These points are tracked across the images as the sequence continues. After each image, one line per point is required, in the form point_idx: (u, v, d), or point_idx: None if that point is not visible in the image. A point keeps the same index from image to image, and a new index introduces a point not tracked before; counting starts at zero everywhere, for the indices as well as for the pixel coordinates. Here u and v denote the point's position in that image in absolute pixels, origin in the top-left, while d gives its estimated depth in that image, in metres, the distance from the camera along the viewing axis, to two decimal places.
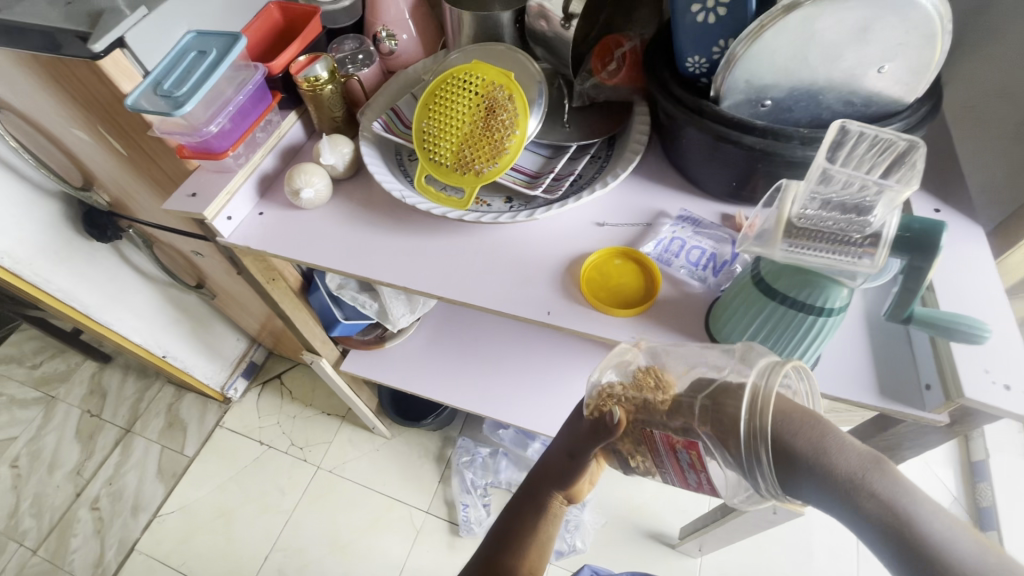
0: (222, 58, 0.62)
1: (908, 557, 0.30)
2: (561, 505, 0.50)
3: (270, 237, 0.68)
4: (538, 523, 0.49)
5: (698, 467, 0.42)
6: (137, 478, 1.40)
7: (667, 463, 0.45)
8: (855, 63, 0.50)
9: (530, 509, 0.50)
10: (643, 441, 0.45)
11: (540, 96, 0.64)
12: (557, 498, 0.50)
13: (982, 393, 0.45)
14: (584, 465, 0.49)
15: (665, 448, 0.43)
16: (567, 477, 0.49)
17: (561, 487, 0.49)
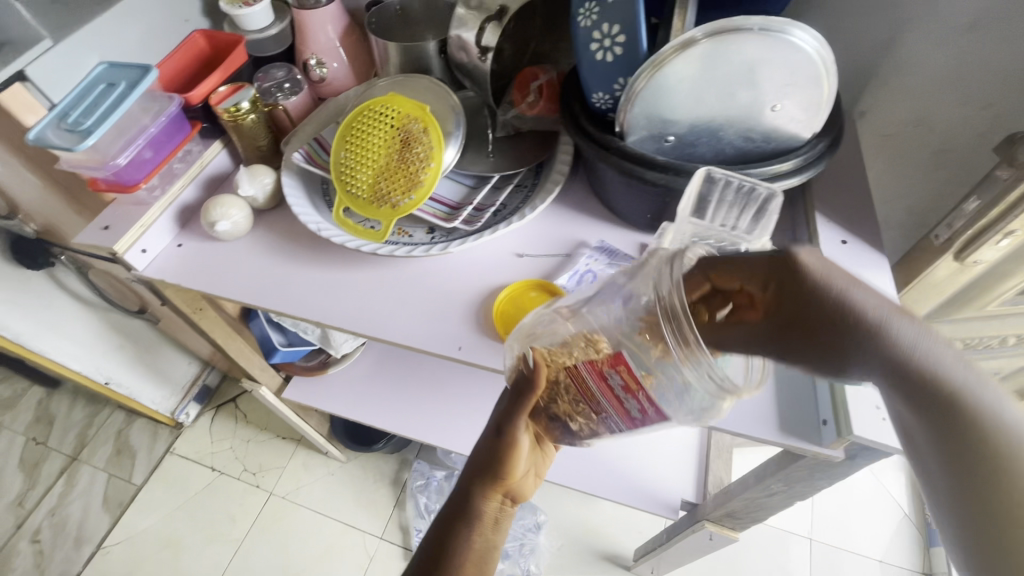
0: (131, 89, 0.62)
1: (940, 403, 0.33)
2: (499, 502, 0.49)
3: (186, 270, 0.67)
4: (466, 534, 0.47)
5: (633, 388, 0.40)
6: (81, 509, 1.35)
7: (606, 404, 0.44)
8: (751, 101, 0.50)
9: (463, 517, 0.47)
10: (576, 383, 0.44)
11: (456, 128, 0.63)
12: (492, 497, 0.48)
13: (873, 430, 0.45)
14: (516, 445, 0.48)
15: (596, 381, 0.42)
16: (496, 468, 0.48)
17: (495, 479, 0.48)
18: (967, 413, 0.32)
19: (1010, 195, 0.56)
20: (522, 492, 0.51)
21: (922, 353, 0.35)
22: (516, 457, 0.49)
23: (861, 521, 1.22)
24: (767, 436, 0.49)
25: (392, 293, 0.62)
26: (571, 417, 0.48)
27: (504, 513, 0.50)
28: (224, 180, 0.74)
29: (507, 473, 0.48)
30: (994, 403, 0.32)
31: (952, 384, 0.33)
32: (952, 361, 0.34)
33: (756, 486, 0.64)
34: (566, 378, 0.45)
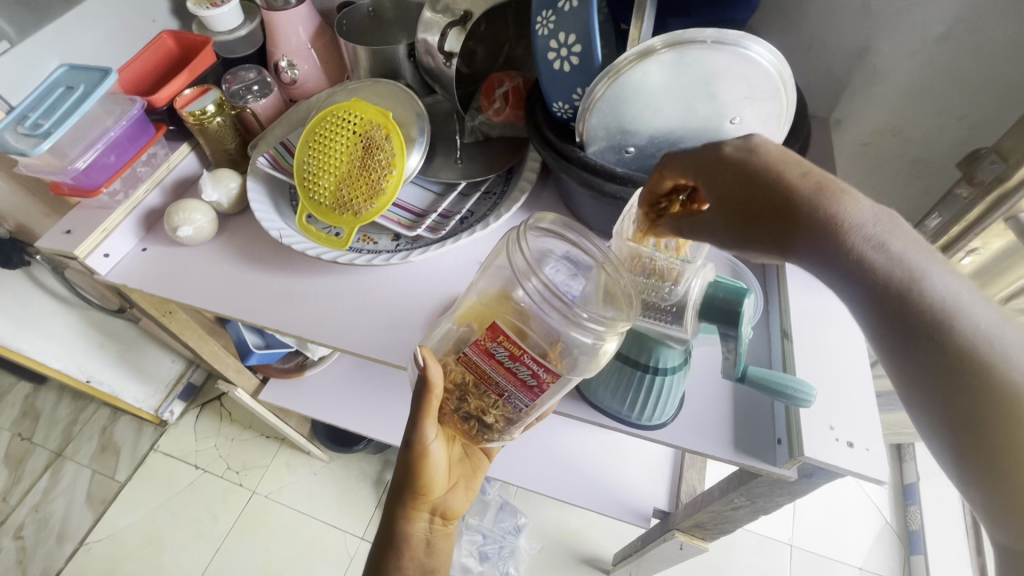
0: (90, 92, 0.61)
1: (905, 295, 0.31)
2: (424, 517, 0.49)
3: (149, 275, 0.66)
4: (399, 556, 0.47)
5: (517, 356, 0.40)
6: (64, 505, 1.35)
7: (505, 385, 0.43)
8: (710, 113, 0.49)
9: (390, 542, 0.48)
10: (471, 372, 0.44)
11: (421, 134, 0.63)
12: (418, 516, 0.48)
13: (825, 452, 0.45)
14: (429, 462, 0.46)
15: (486, 362, 0.42)
16: (415, 488, 0.47)
17: (417, 498, 0.48)
18: (930, 300, 0.30)
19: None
20: (452, 508, 0.51)
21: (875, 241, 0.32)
22: (432, 472, 0.47)
23: (842, 528, 1.21)
24: (720, 454, 0.49)
25: (354, 301, 0.62)
26: (483, 414, 0.46)
27: (436, 532, 0.50)
28: (192, 184, 0.74)
29: (426, 490, 0.47)
30: (944, 288, 0.30)
31: (911, 273, 0.31)
32: (910, 250, 0.32)
33: (720, 499, 0.63)
34: (464, 372, 0.45)
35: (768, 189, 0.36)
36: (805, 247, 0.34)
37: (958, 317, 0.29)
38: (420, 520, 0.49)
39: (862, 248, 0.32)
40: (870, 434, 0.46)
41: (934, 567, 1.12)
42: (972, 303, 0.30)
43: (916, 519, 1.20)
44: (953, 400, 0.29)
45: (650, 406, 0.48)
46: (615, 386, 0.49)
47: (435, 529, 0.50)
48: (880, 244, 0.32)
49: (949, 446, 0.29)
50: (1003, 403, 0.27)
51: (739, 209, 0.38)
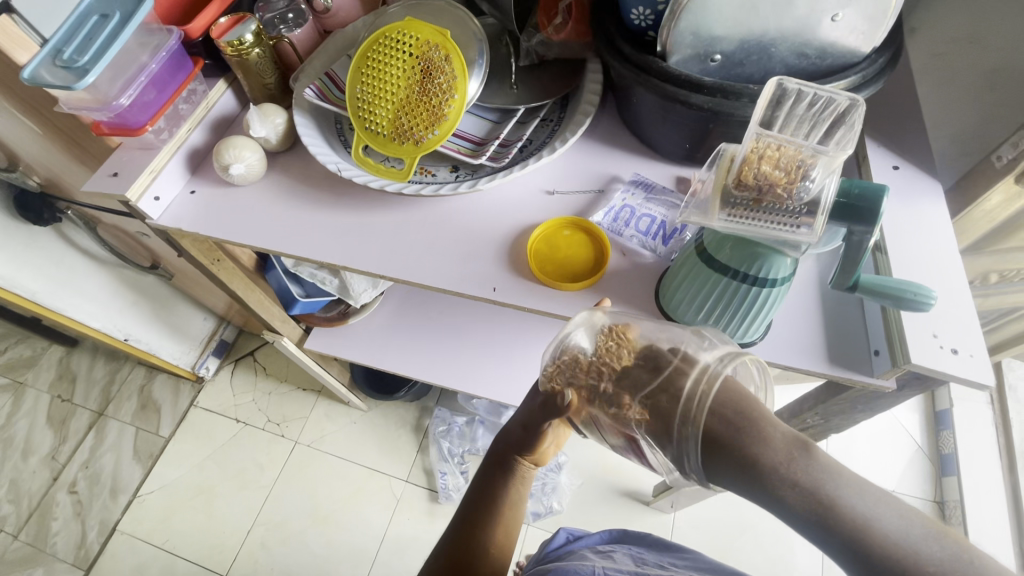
0: (126, 21, 0.57)
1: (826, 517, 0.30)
2: (528, 467, 0.51)
3: (203, 218, 0.64)
4: (505, 484, 0.51)
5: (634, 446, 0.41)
6: (113, 461, 1.39)
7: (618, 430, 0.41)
8: (808, 11, 0.46)
9: (497, 471, 0.51)
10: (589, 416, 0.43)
11: (480, 56, 0.59)
12: (522, 463, 0.51)
13: (930, 358, 0.44)
14: (538, 434, 0.48)
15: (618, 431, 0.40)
16: (526, 445, 0.49)
17: (524, 452, 0.50)
18: (882, 550, 0.28)
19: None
20: (546, 458, 0.53)
21: (808, 482, 0.30)
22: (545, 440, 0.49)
23: (878, 453, 1.24)
24: (815, 368, 0.48)
25: (419, 235, 0.60)
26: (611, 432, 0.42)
27: (528, 473, 0.52)
28: (233, 123, 0.71)
29: (534, 449, 0.49)
30: (890, 531, 0.29)
31: (835, 502, 0.30)
32: (849, 493, 0.30)
33: (792, 420, 0.64)
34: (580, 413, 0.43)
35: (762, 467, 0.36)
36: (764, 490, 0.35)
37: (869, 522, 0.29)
38: (521, 466, 0.51)
39: (809, 495, 0.30)
40: (972, 341, 0.45)
41: (966, 487, 1.16)
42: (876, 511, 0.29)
43: (949, 443, 1.22)
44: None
45: (752, 323, 0.47)
46: (708, 304, 0.47)
47: (531, 472, 0.52)
48: (812, 489, 0.30)
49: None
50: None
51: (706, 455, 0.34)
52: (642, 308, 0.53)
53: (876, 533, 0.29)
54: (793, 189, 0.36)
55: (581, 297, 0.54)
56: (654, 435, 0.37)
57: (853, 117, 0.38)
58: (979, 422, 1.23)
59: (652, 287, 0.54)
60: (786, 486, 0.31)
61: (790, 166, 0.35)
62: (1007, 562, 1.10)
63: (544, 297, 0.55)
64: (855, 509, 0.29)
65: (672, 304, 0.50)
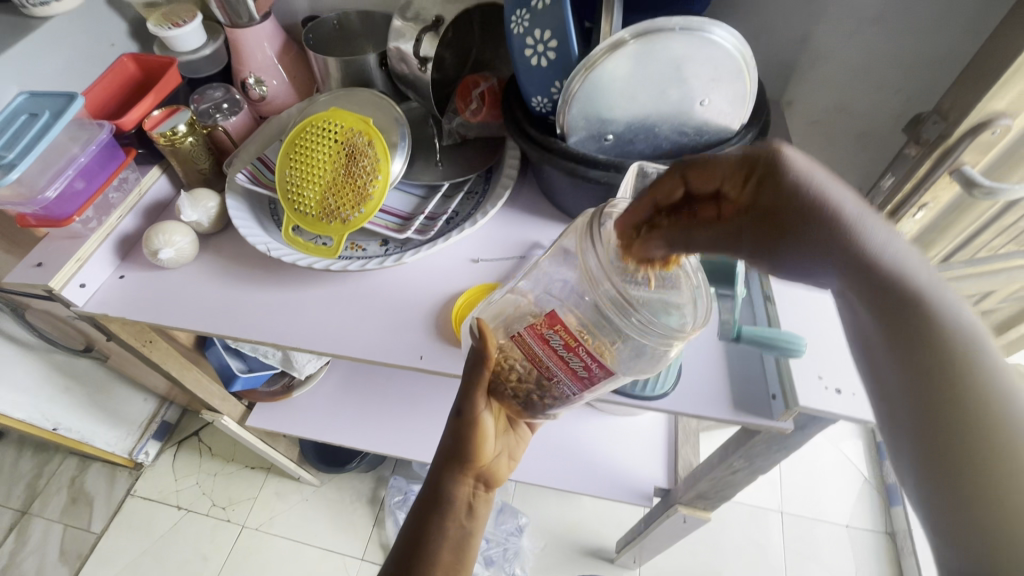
0: (55, 119, 0.59)
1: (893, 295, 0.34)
2: (470, 487, 0.47)
3: (130, 303, 0.64)
4: (442, 519, 0.44)
5: (574, 347, 0.40)
6: (36, 565, 1.27)
7: (555, 369, 0.43)
8: (681, 98, 0.53)
9: (434, 507, 0.45)
10: (526, 352, 0.44)
11: (403, 139, 0.64)
12: (462, 478, 0.46)
13: (817, 400, 0.48)
14: (475, 426, 0.46)
15: (542, 347, 0.42)
16: (463, 448, 0.45)
17: (464, 463, 0.46)
18: (936, 330, 0.32)
19: (921, 168, 0.58)
20: (496, 475, 0.49)
21: (930, 290, 0.34)
22: (483, 437, 0.47)
23: (827, 488, 1.27)
24: (722, 416, 0.51)
25: (349, 308, 0.62)
26: (547, 359, 0.43)
27: (478, 499, 0.48)
28: (166, 208, 0.72)
29: (474, 453, 0.46)
30: (957, 327, 0.32)
31: (931, 321, 0.33)
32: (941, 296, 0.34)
33: (720, 465, 0.66)
34: (515, 354, 0.45)
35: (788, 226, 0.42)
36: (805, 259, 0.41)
37: (942, 320, 0.32)
38: (466, 485, 0.47)
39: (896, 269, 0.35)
40: (855, 381, 0.50)
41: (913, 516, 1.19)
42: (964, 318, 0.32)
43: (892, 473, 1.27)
44: (932, 467, 0.29)
45: None
46: None
47: (479, 498, 0.48)
48: (913, 274, 0.35)
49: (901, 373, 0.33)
50: (992, 486, 0.27)
51: (760, 221, 0.44)
52: None
53: (942, 327, 0.32)
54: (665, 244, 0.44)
55: None
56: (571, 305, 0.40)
57: None
58: None
59: None
60: (911, 291, 0.34)
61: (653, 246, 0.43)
62: None
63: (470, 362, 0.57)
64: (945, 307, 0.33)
65: None
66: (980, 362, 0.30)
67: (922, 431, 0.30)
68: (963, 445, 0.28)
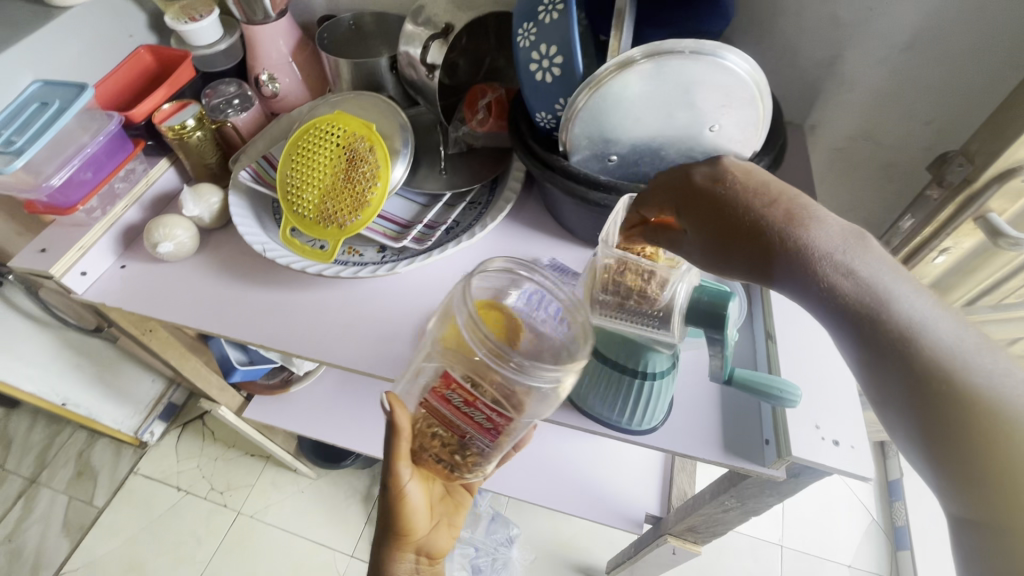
0: (65, 107, 0.60)
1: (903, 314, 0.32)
2: (409, 555, 0.52)
3: (128, 293, 0.65)
4: None
5: (472, 402, 0.41)
6: (39, 533, 1.30)
7: (466, 428, 0.45)
8: (689, 121, 0.50)
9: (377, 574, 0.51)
10: (437, 415, 0.46)
11: (405, 146, 0.63)
12: (400, 552, 0.51)
13: (812, 451, 0.45)
14: (408, 508, 0.48)
15: (446, 407, 0.44)
16: (397, 528, 0.50)
17: (400, 540, 0.51)
18: (932, 352, 0.31)
19: (942, 213, 0.57)
20: (435, 545, 0.54)
21: (886, 300, 0.33)
22: (413, 515, 0.49)
23: (831, 525, 1.22)
24: (710, 457, 0.49)
25: (340, 314, 0.61)
26: (457, 422, 0.45)
27: (421, 567, 0.53)
28: (172, 199, 0.73)
29: (409, 530, 0.50)
30: (946, 339, 0.31)
31: (906, 323, 0.32)
32: (908, 303, 0.33)
33: (711, 502, 0.64)
34: (432, 420, 0.47)
35: (743, 217, 0.39)
36: (784, 274, 0.37)
37: (920, 331, 0.31)
38: (406, 560, 0.52)
39: (858, 289, 0.34)
40: (855, 433, 0.47)
41: (920, 561, 1.14)
42: (931, 319, 0.32)
43: (901, 515, 1.22)
44: (933, 438, 0.29)
45: (647, 411, 0.49)
46: (603, 392, 0.49)
47: (422, 567, 0.53)
48: (871, 281, 0.34)
49: (915, 441, 0.31)
50: (991, 465, 0.27)
51: (721, 238, 0.40)
52: None
53: (930, 340, 0.31)
54: (652, 297, 0.39)
55: None
56: (462, 364, 0.41)
57: None
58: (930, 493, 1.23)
59: None
60: (865, 299, 0.33)
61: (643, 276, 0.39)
62: None
63: None
64: (914, 317, 0.32)
65: (575, 391, 0.51)
66: (961, 379, 0.29)
67: (915, 414, 0.30)
68: (961, 414, 0.29)
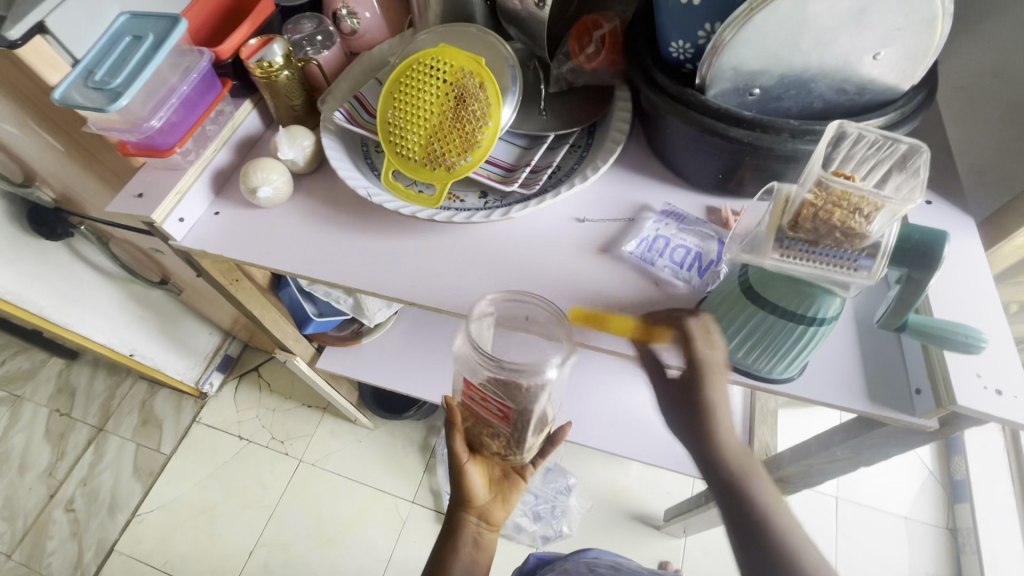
0: (159, 42, 0.57)
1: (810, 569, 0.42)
2: (475, 521, 0.58)
3: (227, 239, 0.63)
4: (455, 550, 0.58)
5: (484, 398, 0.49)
6: (112, 477, 1.36)
7: (490, 421, 0.52)
8: (851, 50, 0.46)
9: (449, 538, 0.58)
10: (470, 412, 0.53)
11: (514, 83, 0.59)
12: (466, 516, 0.58)
13: (975, 399, 0.44)
14: (467, 483, 0.56)
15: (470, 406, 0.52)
16: (461, 497, 0.57)
17: (466, 508, 0.57)
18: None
19: None
20: (495, 514, 0.59)
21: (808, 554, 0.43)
22: (471, 488, 0.56)
23: (888, 479, 1.23)
24: (856, 406, 0.48)
25: (450, 261, 0.60)
26: (483, 421, 0.52)
27: (484, 533, 0.59)
28: (257, 143, 0.70)
29: (472, 502, 0.57)
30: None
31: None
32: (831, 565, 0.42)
33: (821, 452, 0.63)
34: (469, 415, 0.54)
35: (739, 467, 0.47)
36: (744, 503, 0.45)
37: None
38: (470, 521, 0.58)
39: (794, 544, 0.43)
40: (1017, 382, 0.45)
41: (980, 514, 1.15)
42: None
43: (961, 469, 1.22)
44: None
45: (793, 358, 0.47)
46: (749, 339, 0.47)
47: (483, 532, 0.59)
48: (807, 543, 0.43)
49: None
50: None
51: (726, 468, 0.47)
52: None
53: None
54: (860, 235, 0.37)
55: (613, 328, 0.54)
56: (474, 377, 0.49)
57: (916, 161, 0.39)
58: (990, 448, 1.23)
59: None
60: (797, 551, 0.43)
61: (853, 212, 0.37)
62: None
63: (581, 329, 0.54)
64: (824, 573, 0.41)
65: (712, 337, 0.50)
66: None
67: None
68: None
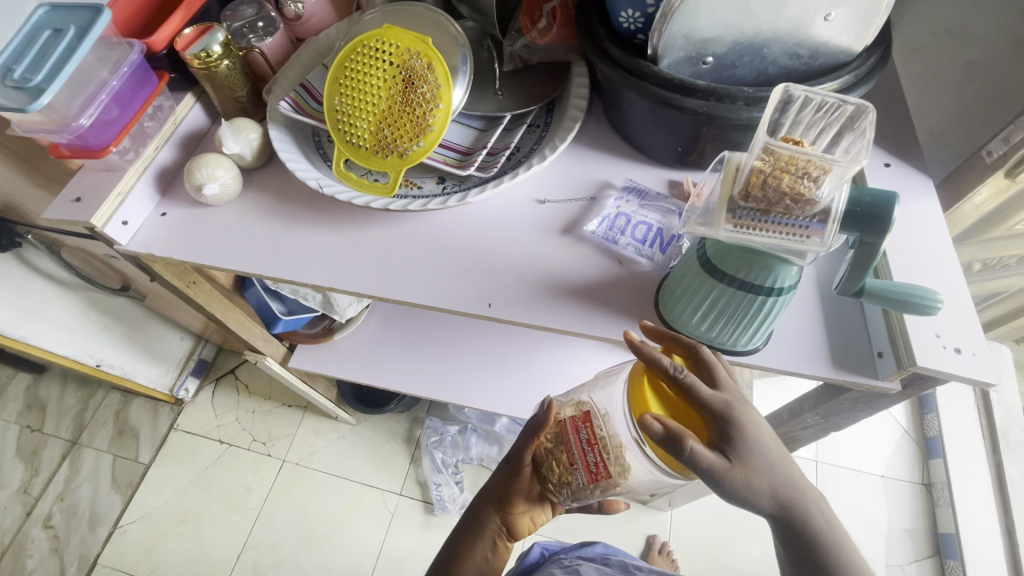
0: (82, 34, 0.53)
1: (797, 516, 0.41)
2: (500, 525, 0.57)
3: (175, 241, 0.61)
4: (474, 543, 0.57)
5: (591, 444, 0.45)
6: (91, 490, 1.33)
7: (575, 463, 0.47)
8: (801, 12, 0.45)
9: (470, 531, 0.58)
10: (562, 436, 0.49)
11: (464, 62, 0.57)
12: (494, 516, 0.57)
13: (935, 359, 0.44)
14: (514, 487, 0.55)
15: (571, 437, 0.47)
16: (500, 496, 0.56)
17: (500, 509, 0.56)
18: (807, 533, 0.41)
19: None
20: (521, 528, 0.57)
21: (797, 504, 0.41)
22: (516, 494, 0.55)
23: (864, 440, 1.26)
24: (820, 373, 0.48)
25: (408, 251, 0.58)
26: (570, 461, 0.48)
27: (501, 539, 0.58)
28: (203, 139, 0.67)
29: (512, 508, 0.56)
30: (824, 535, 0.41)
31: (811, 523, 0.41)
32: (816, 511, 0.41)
33: (793, 420, 0.64)
34: (557, 440, 0.50)
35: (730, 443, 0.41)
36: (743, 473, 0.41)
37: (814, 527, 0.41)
38: (495, 519, 0.57)
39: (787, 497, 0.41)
40: (974, 340, 0.46)
41: (952, 468, 1.18)
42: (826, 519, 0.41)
43: (933, 426, 1.25)
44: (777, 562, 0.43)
45: (755, 330, 0.47)
46: (711, 313, 0.47)
47: (503, 538, 0.58)
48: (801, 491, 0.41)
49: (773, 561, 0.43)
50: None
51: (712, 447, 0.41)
52: (642, 320, 0.52)
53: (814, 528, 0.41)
54: (810, 200, 0.37)
55: (578, 310, 0.53)
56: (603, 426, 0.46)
57: (863, 121, 0.39)
58: (961, 403, 1.26)
59: (652, 295, 0.53)
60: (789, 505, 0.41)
61: (802, 177, 0.36)
62: (994, 539, 1.13)
63: (546, 313, 0.53)
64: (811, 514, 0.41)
65: (675, 315, 0.49)
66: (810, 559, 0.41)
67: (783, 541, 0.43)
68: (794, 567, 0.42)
